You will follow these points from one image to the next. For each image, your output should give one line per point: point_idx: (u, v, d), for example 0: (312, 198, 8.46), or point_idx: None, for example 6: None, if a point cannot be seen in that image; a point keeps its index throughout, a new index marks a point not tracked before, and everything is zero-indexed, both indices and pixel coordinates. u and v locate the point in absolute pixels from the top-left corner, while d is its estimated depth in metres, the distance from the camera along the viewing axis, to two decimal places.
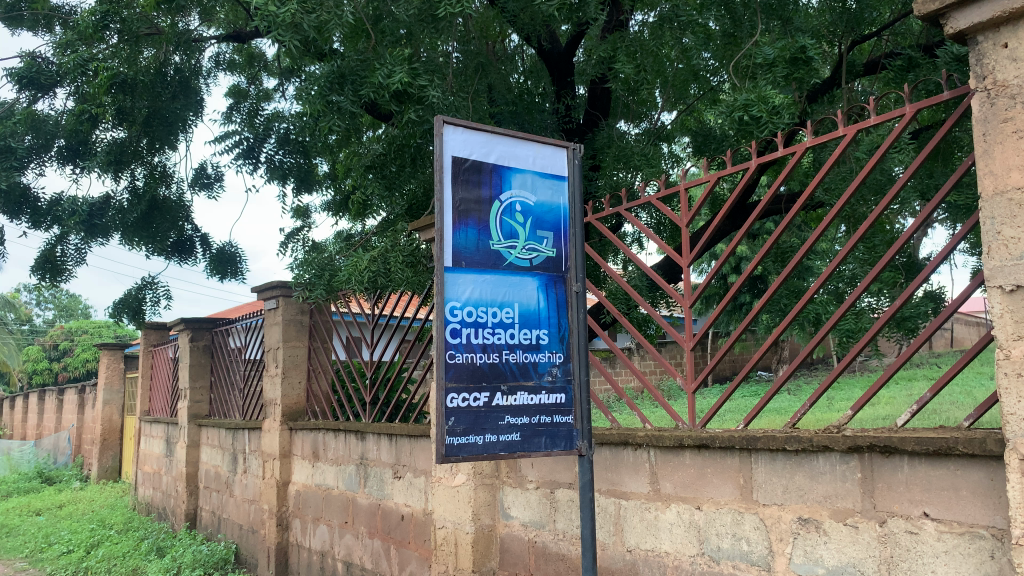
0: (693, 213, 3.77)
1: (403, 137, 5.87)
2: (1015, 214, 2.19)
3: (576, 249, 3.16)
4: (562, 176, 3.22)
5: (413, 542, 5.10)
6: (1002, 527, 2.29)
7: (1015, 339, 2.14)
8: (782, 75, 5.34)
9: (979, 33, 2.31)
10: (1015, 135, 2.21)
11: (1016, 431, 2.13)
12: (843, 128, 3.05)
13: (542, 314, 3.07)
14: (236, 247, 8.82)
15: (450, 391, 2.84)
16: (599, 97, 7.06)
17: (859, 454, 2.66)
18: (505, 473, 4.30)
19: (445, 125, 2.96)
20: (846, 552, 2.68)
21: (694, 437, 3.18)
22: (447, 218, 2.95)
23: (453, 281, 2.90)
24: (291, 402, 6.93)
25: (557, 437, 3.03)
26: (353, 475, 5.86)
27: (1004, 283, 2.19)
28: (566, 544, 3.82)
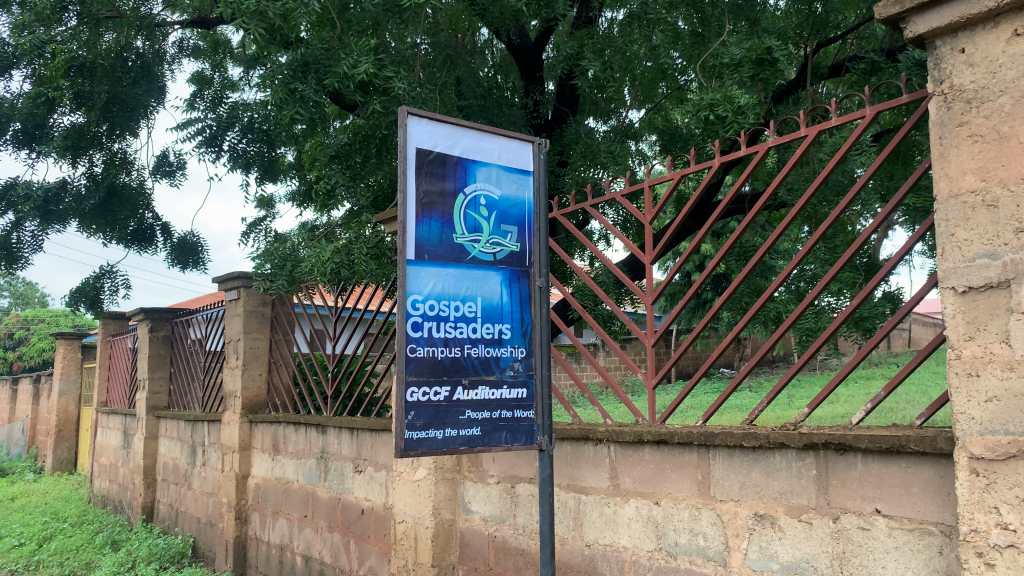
0: (657, 210, 3.78)
1: (368, 128, 5.76)
2: (968, 217, 2.23)
3: (540, 244, 3.16)
4: (527, 171, 3.21)
5: (372, 536, 5.05)
6: (951, 523, 2.34)
7: (966, 339, 2.20)
8: (749, 76, 5.42)
9: (937, 38, 2.35)
10: (970, 139, 2.25)
11: (967, 429, 2.18)
12: (806, 128, 3.07)
13: (505, 309, 3.05)
14: (198, 237, 8.67)
15: (411, 384, 2.83)
16: (567, 94, 7.05)
17: (814, 451, 2.70)
18: (466, 467, 4.29)
19: (410, 117, 2.93)
20: (800, 547, 2.71)
21: (653, 433, 3.20)
22: (410, 211, 2.92)
23: (415, 274, 2.87)
24: (251, 394, 6.85)
25: (517, 431, 3.03)
26: (314, 469, 5.81)
27: (957, 284, 2.23)
28: (525, 538, 3.82)
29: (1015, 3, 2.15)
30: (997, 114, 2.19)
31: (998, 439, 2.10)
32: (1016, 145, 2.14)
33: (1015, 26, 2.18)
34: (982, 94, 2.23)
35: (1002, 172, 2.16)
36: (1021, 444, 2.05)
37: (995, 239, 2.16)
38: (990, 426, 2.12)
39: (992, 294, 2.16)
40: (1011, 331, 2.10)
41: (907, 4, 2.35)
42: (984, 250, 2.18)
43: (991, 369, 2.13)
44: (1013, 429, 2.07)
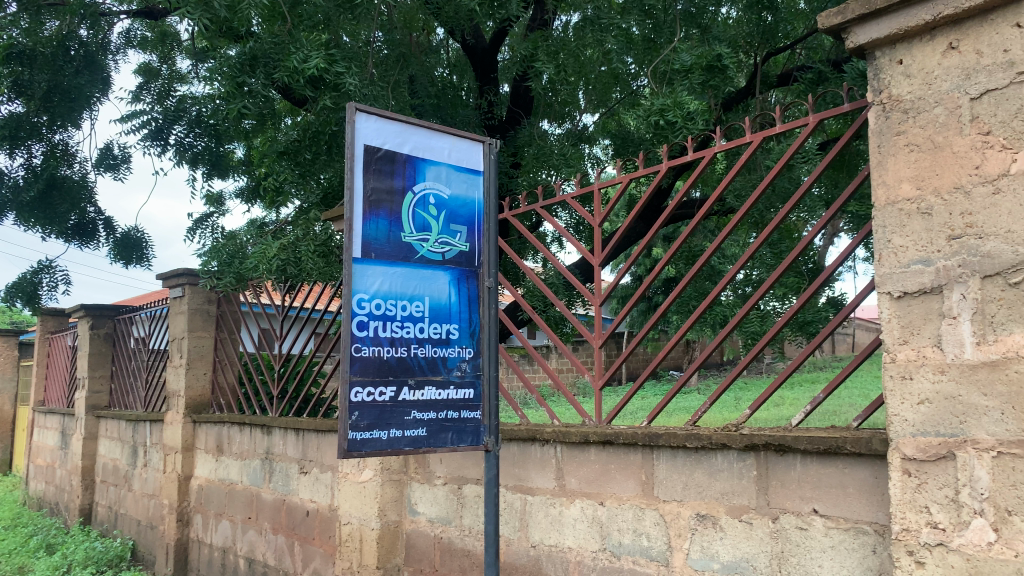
0: (606, 213, 3.81)
1: (318, 124, 5.58)
2: (904, 224, 2.29)
3: (490, 244, 3.15)
4: (477, 171, 3.20)
5: (317, 538, 4.98)
6: (884, 523, 2.39)
7: (900, 343, 2.25)
8: (698, 82, 5.49)
9: (877, 49, 2.41)
10: (906, 148, 2.31)
11: (900, 431, 2.23)
12: (751, 135, 3.12)
13: (453, 309, 3.04)
14: (143, 232, 8.47)
15: (355, 385, 2.79)
16: (521, 95, 7.06)
17: (754, 452, 2.74)
18: (413, 469, 4.25)
19: (358, 113, 2.90)
20: (741, 547, 2.75)
21: (599, 433, 3.22)
22: (358, 208, 2.88)
23: (361, 272, 2.84)
24: (195, 394, 6.71)
25: (463, 432, 3.01)
26: (258, 470, 5.71)
27: (893, 290, 2.29)
28: (471, 540, 3.81)
29: (951, 17, 2.22)
30: (932, 124, 2.25)
31: (929, 440, 2.16)
32: (949, 155, 2.21)
33: (950, 39, 2.24)
34: (918, 104, 2.29)
35: (936, 181, 2.23)
36: (951, 445, 2.11)
37: (929, 245, 2.22)
38: (922, 428, 2.18)
39: (925, 299, 2.22)
40: (943, 336, 2.17)
41: (848, 15, 2.40)
42: (918, 256, 2.24)
43: (924, 372, 2.19)
44: (943, 431, 2.13)
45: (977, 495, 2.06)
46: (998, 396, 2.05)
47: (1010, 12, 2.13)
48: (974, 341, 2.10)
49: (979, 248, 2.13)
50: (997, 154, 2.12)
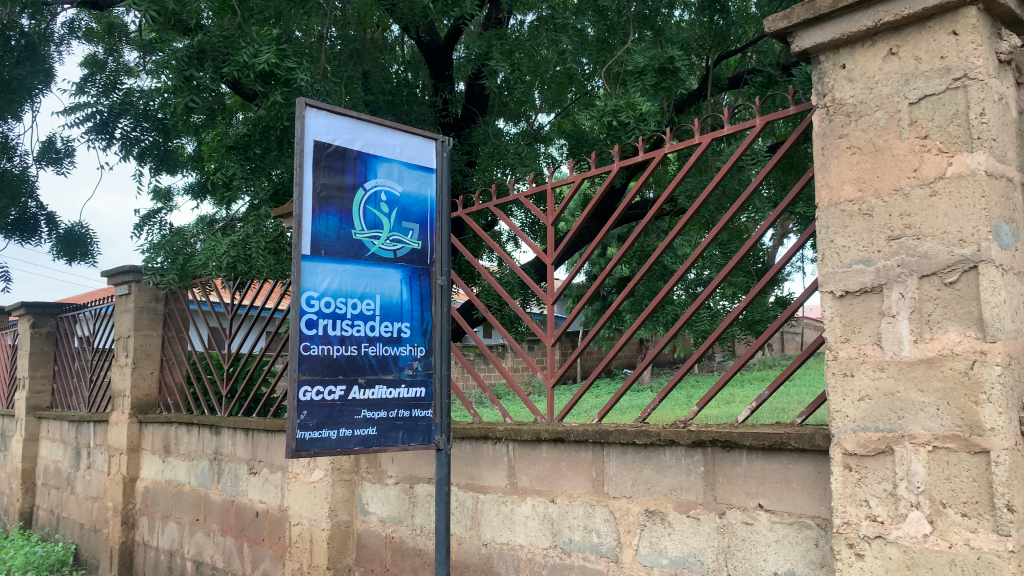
0: (559, 211, 3.83)
1: (268, 119, 5.44)
2: (847, 224, 2.34)
3: (442, 242, 3.14)
4: (430, 168, 3.18)
5: (267, 539, 4.91)
6: (826, 516, 2.45)
7: (842, 341, 2.31)
8: (651, 84, 5.58)
9: (821, 53, 2.46)
10: (849, 150, 2.36)
11: (842, 427, 2.28)
12: (700, 136, 3.16)
13: (405, 307, 3.02)
14: (87, 228, 8.26)
15: (304, 384, 2.76)
16: (476, 94, 6.94)
17: (702, 449, 2.78)
18: (365, 468, 4.22)
19: (308, 108, 2.86)
20: (688, 543, 2.79)
21: (550, 431, 3.23)
22: (307, 205, 2.85)
23: (310, 270, 2.81)
24: (141, 393, 6.56)
25: (414, 431, 3.00)
26: (206, 471, 5.61)
27: (835, 289, 2.34)
28: (423, 539, 3.80)
29: (891, 23, 2.28)
30: (873, 128, 2.31)
31: (869, 436, 2.22)
32: (889, 158, 2.27)
33: (890, 45, 2.31)
34: (860, 108, 2.35)
35: (877, 183, 2.29)
36: (889, 441, 2.17)
37: (870, 246, 2.28)
38: (862, 424, 2.24)
39: (866, 298, 2.28)
40: (882, 334, 2.23)
41: (794, 19, 2.45)
42: (859, 256, 2.30)
43: (865, 369, 2.25)
44: (882, 426, 2.19)
45: (913, 488, 2.12)
46: (934, 392, 2.11)
47: (947, 20, 2.20)
48: (912, 339, 2.17)
49: (916, 249, 2.19)
50: (934, 158, 2.18)
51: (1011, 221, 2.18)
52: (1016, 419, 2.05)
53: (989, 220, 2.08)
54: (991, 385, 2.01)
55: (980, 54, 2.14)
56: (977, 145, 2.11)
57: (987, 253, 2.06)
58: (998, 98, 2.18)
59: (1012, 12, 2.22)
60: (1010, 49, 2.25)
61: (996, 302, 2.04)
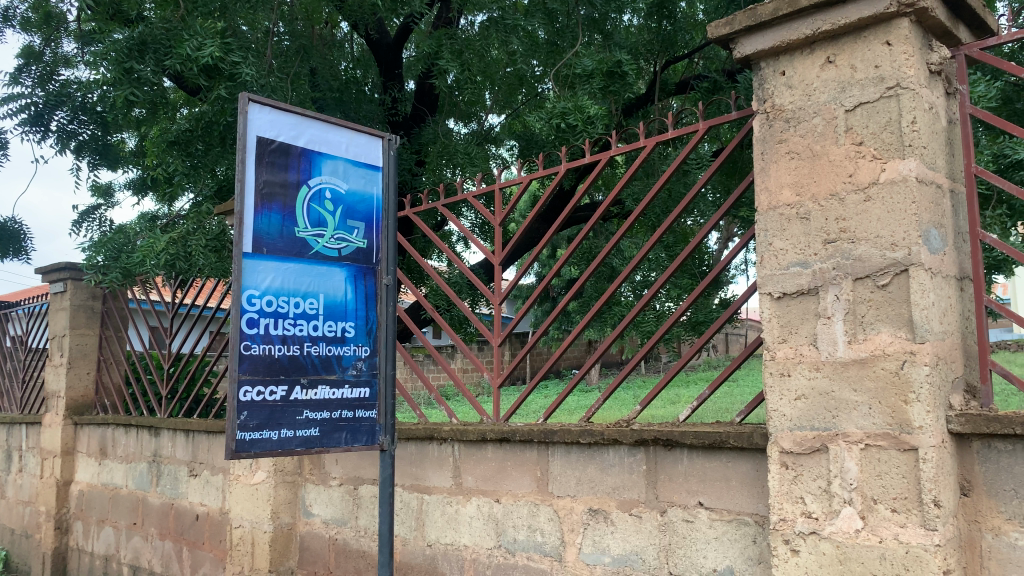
0: (507, 211, 3.82)
1: (213, 114, 5.36)
2: (784, 228, 2.40)
3: (388, 241, 3.11)
4: (376, 166, 3.15)
5: (207, 543, 4.81)
6: (763, 513, 2.50)
7: (780, 342, 2.36)
8: (599, 88, 5.66)
9: (762, 59, 2.52)
10: (787, 155, 2.42)
11: (778, 426, 2.34)
12: (645, 139, 3.19)
13: (349, 306, 2.99)
14: (21, 223, 7.96)
15: (244, 384, 2.72)
16: (426, 93, 6.99)
17: (644, 448, 2.81)
18: (308, 470, 4.17)
19: (251, 103, 2.81)
20: (630, 541, 2.82)
21: (496, 431, 3.24)
22: (248, 201, 2.80)
23: (252, 268, 2.76)
24: (76, 394, 6.35)
25: (358, 432, 2.97)
26: (145, 473, 5.48)
27: (773, 290, 2.39)
28: (367, 540, 3.76)
29: (828, 32, 2.34)
30: (811, 133, 2.37)
31: (804, 434, 2.27)
32: (826, 163, 2.33)
33: (827, 53, 2.37)
34: (799, 114, 2.40)
35: (813, 188, 2.34)
36: (824, 438, 2.23)
37: (807, 249, 2.34)
38: (799, 422, 2.29)
39: (802, 300, 2.33)
40: (818, 335, 2.28)
41: (736, 26, 2.50)
42: (796, 259, 2.35)
43: (801, 369, 2.31)
44: (817, 425, 2.25)
45: (847, 485, 2.18)
46: (867, 391, 2.17)
47: (881, 30, 2.26)
48: (846, 340, 2.23)
49: (851, 252, 2.25)
50: (868, 164, 2.24)
51: (940, 226, 2.25)
52: (942, 417, 2.13)
53: (919, 225, 2.14)
54: (919, 384, 2.08)
55: (912, 64, 2.21)
56: (908, 152, 2.17)
57: (917, 257, 2.13)
58: (928, 107, 2.25)
59: (942, 24, 2.30)
60: (940, 60, 2.33)
61: (925, 305, 2.11)
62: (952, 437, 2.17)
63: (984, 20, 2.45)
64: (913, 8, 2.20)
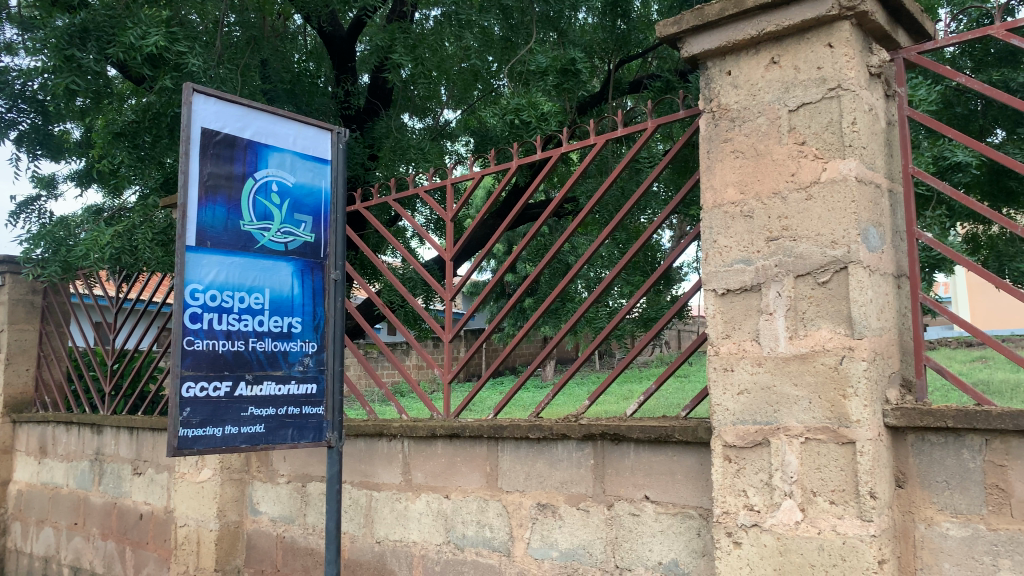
0: (458, 207, 3.81)
1: (159, 105, 5.27)
2: (729, 225, 2.43)
3: (336, 235, 3.08)
4: (324, 160, 3.11)
5: (151, 542, 4.71)
6: (708, 507, 2.54)
7: (723, 337, 2.40)
8: (553, 84, 5.69)
9: (709, 59, 2.55)
10: (732, 154, 2.45)
11: (722, 420, 2.37)
12: (595, 136, 3.20)
13: (296, 301, 2.95)
14: None
15: (187, 379, 2.66)
16: (380, 87, 6.89)
17: (592, 442, 2.83)
18: (255, 467, 4.11)
19: (195, 94, 2.75)
20: (578, 534, 2.84)
21: (446, 427, 3.23)
22: (192, 193, 2.74)
23: (195, 261, 2.71)
24: (14, 392, 6.14)
25: (305, 428, 2.94)
26: (86, 472, 5.34)
27: (717, 287, 2.43)
28: (315, 538, 3.72)
29: (772, 33, 2.38)
30: (755, 133, 2.41)
31: (747, 428, 2.31)
32: (770, 162, 2.37)
33: (771, 54, 2.41)
34: (743, 114, 2.44)
35: (757, 186, 2.38)
36: (766, 433, 2.27)
37: (750, 246, 2.38)
38: (741, 416, 2.33)
39: (746, 296, 2.37)
40: (761, 331, 2.32)
41: (683, 26, 2.54)
42: (740, 256, 2.39)
43: (743, 364, 2.35)
44: (759, 419, 2.29)
45: (787, 478, 2.22)
46: (807, 386, 2.22)
47: (823, 33, 2.31)
48: (787, 336, 2.27)
49: (792, 250, 2.29)
50: (810, 163, 2.29)
51: (878, 225, 2.31)
52: (879, 411, 2.19)
53: (858, 223, 2.19)
54: (857, 379, 2.13)
55: (852, 66, 2.26)
56: (848, 152, 2.22)
57: (856, 254, 2.18)
58: (868, 108, 2.31)
59: (881, 28, 2.35)
60: (879, 63, 2.39)
61: (863, 301, 2.16)
62: (888, 430, 2.23)
63: (921, 25, 2.52)
64: (854, 12, 2.25)
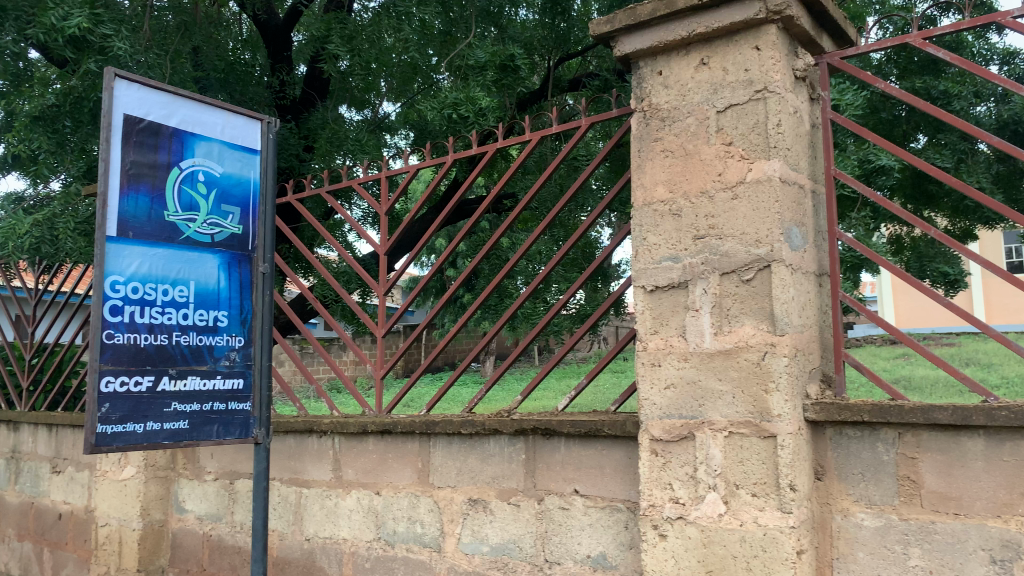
0: (394, 200, 3.77)
1: (83, 89, 5.14)
2: (658, 223, 2.47)
3: (265, 227, 3.00)
4: (254, 150, 3.03)
5: (70, 543, 4.53)
6: (635, 500, 2.57)
7: (651, 333, 2.44)
8: (491, 80, 5.69)
9: (641, 59, 2.58)
10: (662, 154, 2.49)
11: (649, 414, 2.41)
12: (530, 133, 3.19)
13: (222, 295, 2.88)
14: None
15: (106, 374, 2.58)
16: (316, 78, 6.82)
17: (523, 437, 2.85)
18: (182, 464, 4.02)
19: (116, 79, 2.66)
20: (508, 529, 2.85)
21: (377, 423, 3.20)
22: (113, 182, 2.65)
23: (116, 253, 2.62)
24: None
25: (231, 424, 2.87)
26: (2, 471, 5.12)
27: (646, 283, 2.47)
28: (242, 536, 3.65)
29: (702, 35, 2.42)
30: (684, 133, 2.45)
31: (673, 422, 2.35)
32: (698, 162, 2.41)
33: (701, 55, 2.45)
34: (674, 114, 2.48)
35: (685, 185, 2.42)
36: (691, 427, 2.32)
37: (678, 244, 2.42)
38: (668, 411, 2.37)
39: (673, 293, 2.42)
40: (687, 327, 2.37)
41: (616, 25, 2.56)
42: (668, 253, 2.43)
43: (670, 359, 2.39)
44: (685, 413, 2.33)
45: (711, 472, 2.27)
46: (730, 380, 2.27)
47: (751, 36, 2.36)
48: (713, 332, 2.32)
49: (718, 248, 2.34)
50: (736, 164, 2.33)
51: (801, 225, 2.38)
52: (799, 406, 2.25)
53: (781, 223, 2.25)
54: (778, 374, 2.19)
55: (778, 69, 2.31)
56: (773, 153, 2.28)
57: (779, 253, 2.23)
58: (793, 111, 2.37)
59: (807, 33, 2.42)
60: (804, 67, 2.45)
61: (786, 299, 2.22)
62: (809, 425, 2.30)
63: (845, 31, 2.60)
64: (780, 16, 2.30)
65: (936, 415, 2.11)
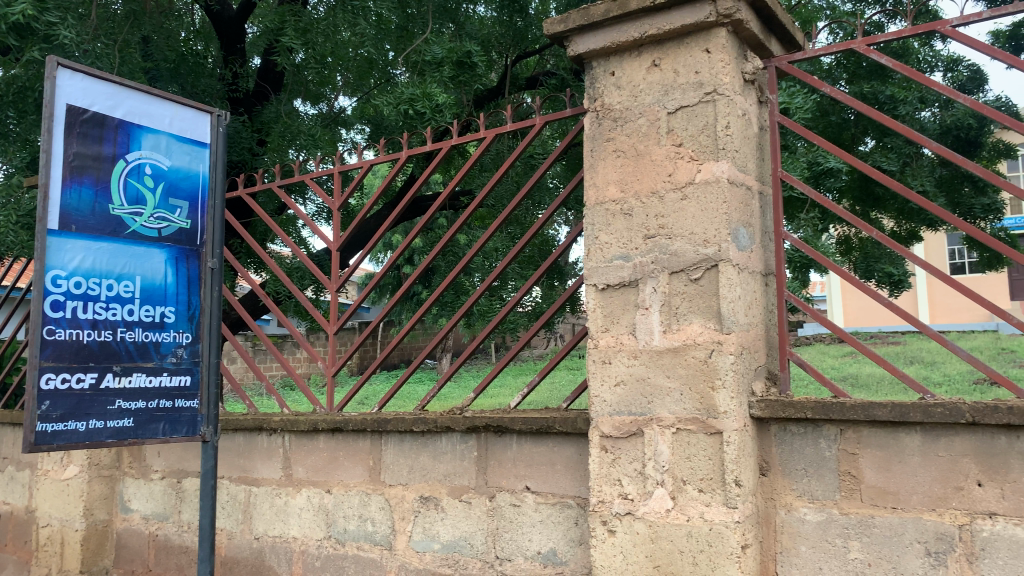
0: (347, 196, 3.74)
1: (27, 79, 4.86)
2: (609, 222, 2.50)
3: (214, 221, 2.95)
4: (204, 143, 2.96)
5: (9, 545, 4.40)
6: (585, 496, 2.60)
7: (602, 331, 2.47)
8: (448, 76, 5.68)
9: (594, 59, 2.61)
10: (614, 154, 2.51)
11: (600, 411, 2.44)
12: (485, 130, 3.18)
13: (169, 290, 2.83)
14: None
15: (46, 371, 2.53)
16: (269, 71, 6.68)
17: (475, 435, 2.85)
18: (127, 463, 3.93)
19: (59, 68, 2.58)
20: (460, 526, 2.85)
21: (328, 421, 3.18)
22: (55, 174, 2.59)
23: (57, 247, 2.57)
24: None
25: (177, 422, 2.83)
26: None
27: (598, 282, 2.49)
28: (190, 535, 3.59)
29: (654, 36, 2.45)
30: (636, 134, 2.48)
31: (623, 419, 2.38)
32: (648, 162, 2.44)
33: (653, 57, 2.48)
34: (625, 114, 2.51)
35: (637, 185, 2.45)
36: (640, 423, 2.35)
37: (629, 243, 2.45)
38: (618, 408, 2.40)
39: (624, 291, 2.44)
40: (637, 325, 2.40)
41: (570, 25, 2.59)
42: (619, 252, 2.46)
43: (620, 357, 2.42)
44: (634, 410, 2.36)
45: (659, 468, 2.30)
46: (678, 377, 2.30)
47: (701, 38, 2.39)
48: (661, 330, 2.35)
49: (668, 247, 2.37)
50: (686, 164, 2.37)
51: (748, 225, 2.42)
52: (745, 403, 2.29)
53: (728, 224, 2.29)
54: (725, 371, 2.23)
55: (727, 72, 2.35)
56: (721, 155, 2.32)
57: (726, 253, 2.27)
58: (741, 113, 2.41)
59: (755, 37, 2.46)
60: (753, 70, 2.50)
61: (732, 298, 2.26)
62: (754, 421, 2.35)
63: (793, 36, 2.66)
64: (730, 19, 2.34)
65: (875, 412, 2.17)
